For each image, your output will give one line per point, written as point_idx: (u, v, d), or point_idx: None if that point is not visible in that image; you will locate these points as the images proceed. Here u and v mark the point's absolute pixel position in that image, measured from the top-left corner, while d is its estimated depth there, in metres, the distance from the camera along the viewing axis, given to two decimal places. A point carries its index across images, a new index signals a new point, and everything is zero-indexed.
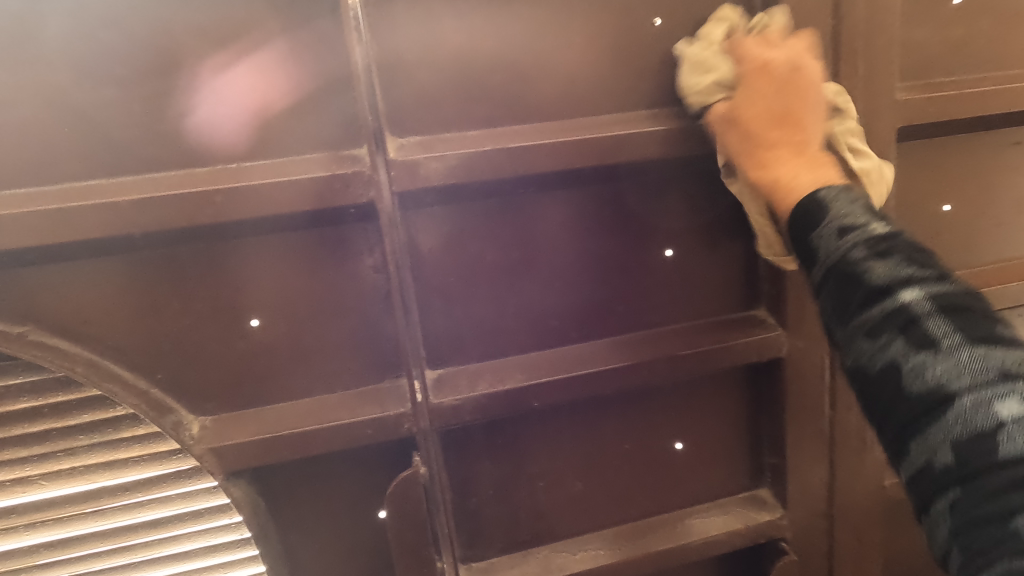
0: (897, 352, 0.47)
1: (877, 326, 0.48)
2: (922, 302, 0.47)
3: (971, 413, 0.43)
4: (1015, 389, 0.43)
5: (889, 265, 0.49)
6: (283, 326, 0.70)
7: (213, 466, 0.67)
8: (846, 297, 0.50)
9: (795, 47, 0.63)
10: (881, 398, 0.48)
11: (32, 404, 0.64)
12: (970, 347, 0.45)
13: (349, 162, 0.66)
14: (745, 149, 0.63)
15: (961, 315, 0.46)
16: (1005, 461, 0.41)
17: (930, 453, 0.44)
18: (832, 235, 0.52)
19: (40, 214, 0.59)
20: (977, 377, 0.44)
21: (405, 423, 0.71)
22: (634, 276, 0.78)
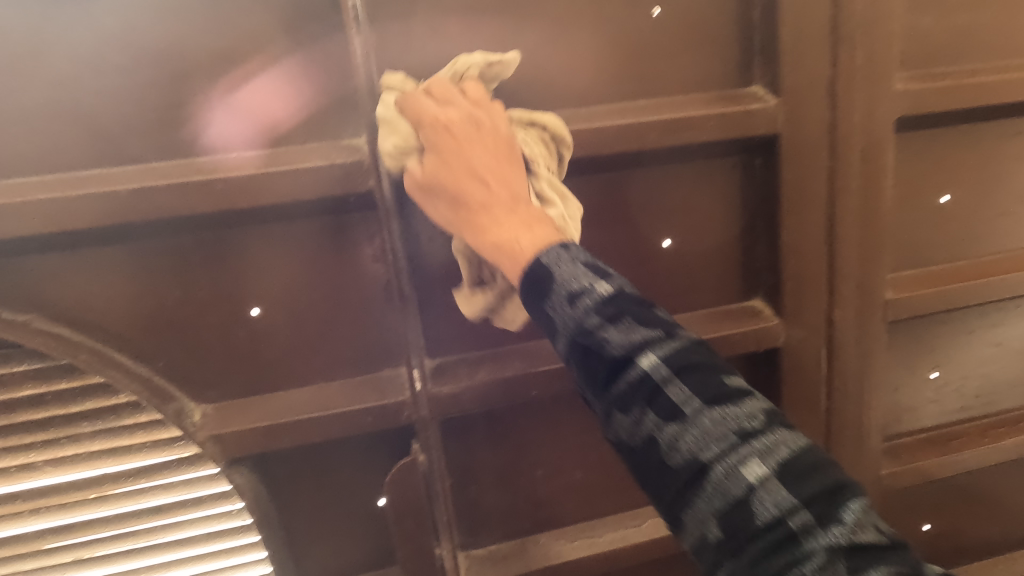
0: (649, 426, 0.45)
1: (629, 398, 0.45)
2: (660, 367, 0.45)
3: (723, 481, 0.42)
4: (756, 448, 0.42)
5: (622, 332, 0.46)
6: (283, 315, 0.70)
7: (215, 453, 0.68)
8: (597, 371, 0.47)
9: (479, 105, 0.60)
10: (641, 468, 0.46)
11: (36, 392, 0.65)
12: (704, 413, 0.44)
13: (348, 152, 0.66)
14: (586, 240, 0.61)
15: (699, 374, 0.45)
16: (765, 527, 0.41)
17: (700, 525, 0.43)
18: (563, 301, 0.48)
19: (44, 203, 0.59)
20: (713, 441, 0.43)
21: (404, 411, 0.72)
22: (632, 266, 0.79)
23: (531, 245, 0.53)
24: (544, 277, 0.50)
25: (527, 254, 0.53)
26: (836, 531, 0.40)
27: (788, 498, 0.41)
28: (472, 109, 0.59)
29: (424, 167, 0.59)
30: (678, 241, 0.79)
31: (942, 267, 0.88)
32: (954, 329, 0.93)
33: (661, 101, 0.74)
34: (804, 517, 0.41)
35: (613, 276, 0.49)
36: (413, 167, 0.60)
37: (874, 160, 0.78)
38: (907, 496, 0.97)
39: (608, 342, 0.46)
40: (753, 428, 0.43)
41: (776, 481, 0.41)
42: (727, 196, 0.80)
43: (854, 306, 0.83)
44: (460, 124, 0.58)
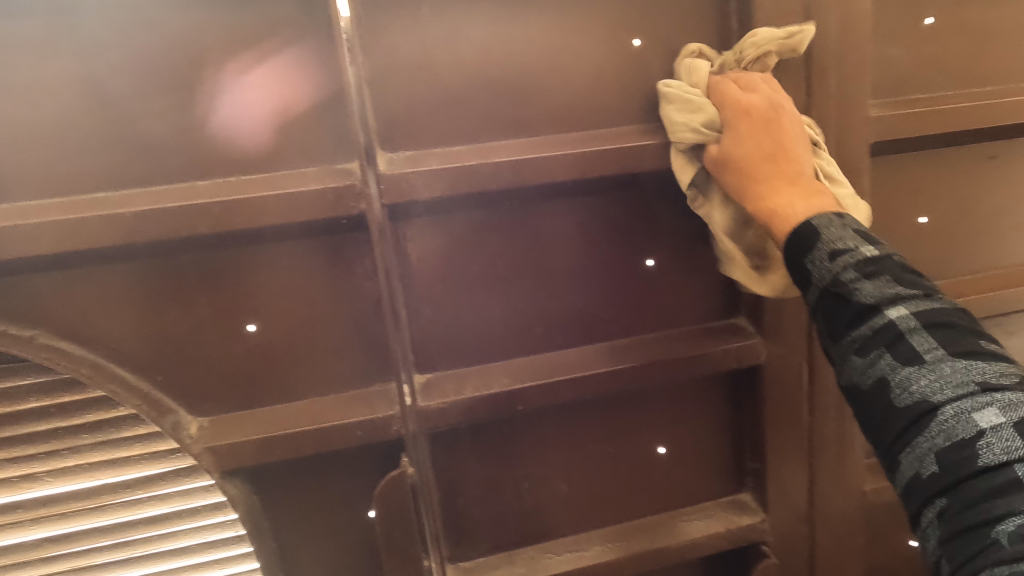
0: (885, 367, 0.51)
1: (867, 342, 0.53)
2: (909, 318, 0.51)
3: (951, 422, 0.47)
4: (992, 399, 0.47)
5: (877, 285, 0.53)
6: (278, 331, 0.73)
7: (210, 465, 0.70)
8: (839, 316, 0.55)
9: (769, 93, 0.69)
10: (869, 408, 0.53)
11: (39, 404, 0.68)
12: (947, 360, 0.49)
13: (341, 176, 0.69)
14: (760, 175, 0.66)
15: (942, 330, 0.51)
16: (984, 469, 0.45)
17: (917, 461, 0.48)
18: (824, 258, 0.56)
19: (52, 224, 0.63)
20: (953, 387, 0.48)
21: (394, 425, 0.74)
22: (616, 285, 0.81)
23: (801, 210, 0.61)
24: (812, 236, 0.58)
25: (794, 219, 0.61)
26: None
27: (1022, 447, 0.44)
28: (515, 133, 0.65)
29: (721, 145, 0.69)
30: (661, 260, 0.82)
31: None
32: None
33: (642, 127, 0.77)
34: (1021, 468, 0.43)
35: (880, 246, 0.56)
36: (710, 146, 0.70)
37: (849, 183, 0.81)
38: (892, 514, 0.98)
39: (858, 290, 0.54)
40: (996, 383, 0.47)
41: (991, 420, 0.46)
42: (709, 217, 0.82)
43: None
44: (767, 108, 0.68)
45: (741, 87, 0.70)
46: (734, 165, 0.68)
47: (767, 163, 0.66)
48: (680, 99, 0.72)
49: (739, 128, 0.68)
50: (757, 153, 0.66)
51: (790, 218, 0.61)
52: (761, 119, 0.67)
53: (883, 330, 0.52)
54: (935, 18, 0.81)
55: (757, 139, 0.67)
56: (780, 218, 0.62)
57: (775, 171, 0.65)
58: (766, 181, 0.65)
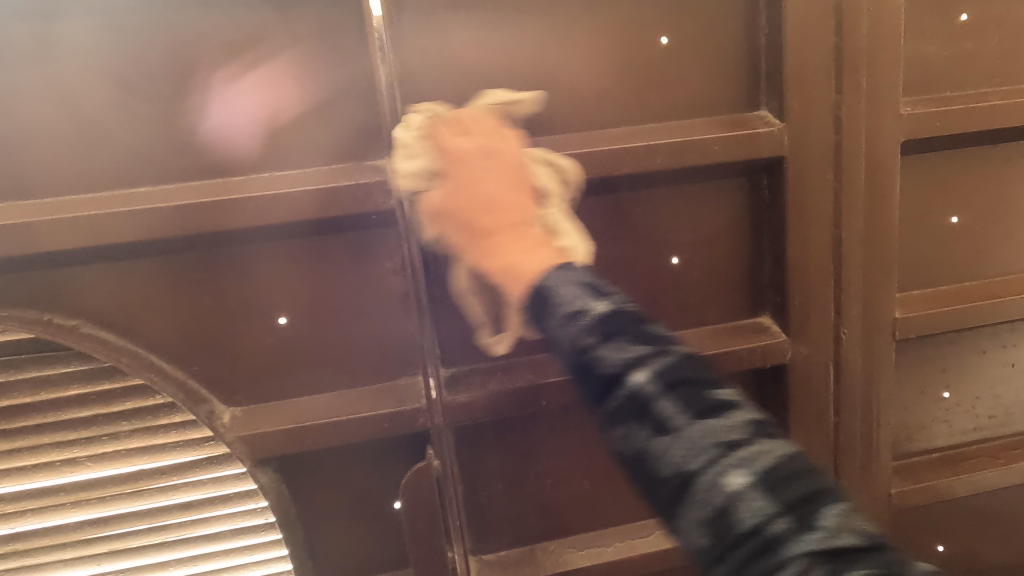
0: (640, 438, 0.46)
1: (619, 411, 0.47)
2: (643, 380, 0.47)
3: (706, 492, 0.44)
4: (732, 459, 0.44)
5: (615, 348, 0.48)
6: (308, 324, 0.75)
7: (243, 454, 0.72)
8: (591, 381, 0.49)
9: (493, 138, 0.62)
10: (641, 480, 0.47)
11: (81, 392, 0.70)
12: (689, 426, 0.45)
13: (371, 172, 0.71)
14: (467, 237, 0.59)
15: (686, 390, 0.47)
16: (739, 533, 0.43)
17: (688, 532, 0.45)
18: (563, 319, 0.50)
19: (94, 219, 0.65)
20: (700, 453, 0.44)
21: (419, 418, 0.75)
22: (640, 282, 0.82)
23: (535, 265, 0.54)
24: (545, 297, 0.52)
25: (529, 276, 0.54)
26: (811, 538, 0.42)
27: (766, 507, 0.43)
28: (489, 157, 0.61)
29: (440, 195, 0.61)
30: (686, 259, 0.82)
31: (951, 287, 0.89)
32: (965, 349, 0.93)
33: (669, 125, 0.77)
34: (769, 526, 0.42)
35: (609, 297, 0.51)
36: (428, 193, 0.62)
37: (879, 182, 0.80)
38: (918, 516, 0.97)
39: (602, 358, 0.48)
40: (734, 440, 0.45)
41: (755, 491, 0.43)
42: (734, 215, 0.82)
43: (861, 325, 0.84)
44: (492, 163, 0.60)
45: (460, 128, 0.62)
46: (450, 219, 0.61)
47: (490, 214, 0.57)
48: (401, 144, 0.64)
49: (472, 170, 0.59)
50: (471, 206, 0.58)
51: (521, 272, 0.54)
52: (503, 163, 0.60)
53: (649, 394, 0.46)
54: (971, 15, 0.80)
55: (476, 187, 0.58)
56: (514, 271, 0.55)
57: (489, 227, 0.57)
58: (504, 232, 0.57)
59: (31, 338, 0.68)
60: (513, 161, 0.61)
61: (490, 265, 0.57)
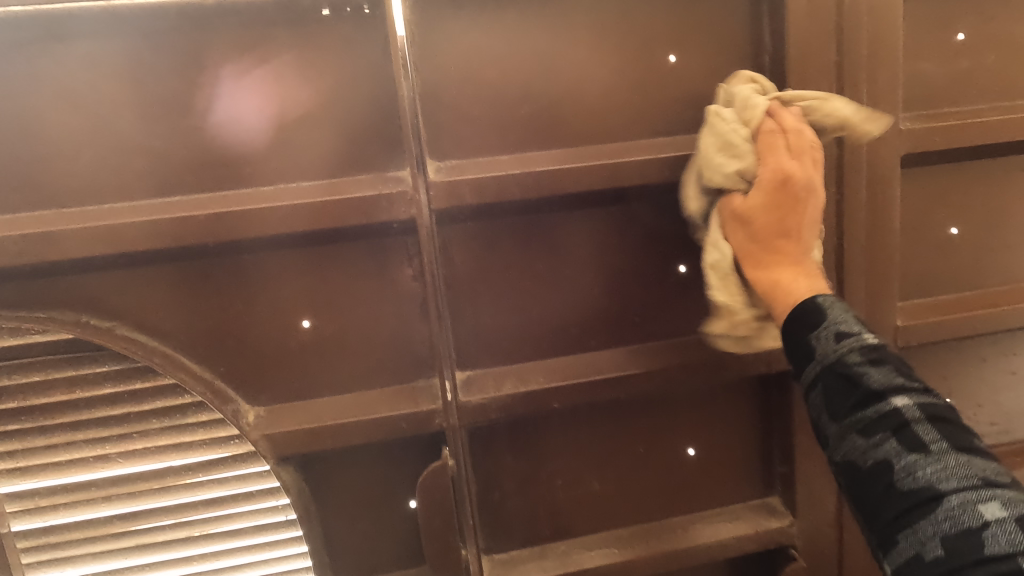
0: (891, 450, 0.55)
1: (872, 425, 0.56)
2: (912, 409, 0.55)
3: (958, 511, 0.50)
4: (991, 493, 0.51)
5: (884, 372, 0.57)
6: (330, 328, 0.78)
7: (267, 452, 0.75)
8: (841, 398, 0.58)
9: (812, 163, 0.68)
10: (869, 491, 0.55)
11: (114, 390, 0.74)
12: (951, 453, 0.53)
13: (394, 183, 0.74)
14: (760, 244, 0.70)
15: (946, 425, 0.55)
16: (987, 557, 0.48)
17: (921, 543, 0.51)
18: (830, 337, 0.61)
19: (132, 225, 0.69)
20: (961, 478, 0.52)
21: (436, 418, 0.78)
22: (650, 290, 0.84)
23: (801, 289, 0.66)
24: (812, 313, 0.63)
25: (796, 296, 0.66)
26: None
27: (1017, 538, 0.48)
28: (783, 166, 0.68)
29: (748, 201, 0.69)
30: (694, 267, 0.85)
31: (952, 296, 0.92)
32: (966, 357, 0.96)
33: (677, 139, 0.81)
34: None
35: (873, 334, 0.61)
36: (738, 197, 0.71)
37: (879, 194, 0.83)
38: None
39: (868, 376, 0.57)
40: (997, 480, 0.52)
41: (1012, 523, 0.49)
42: None
43: (864, 332, 0.87)
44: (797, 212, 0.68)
45: (788, 147, 0.68)
46: (749, 224, 0.69)
47: (784, 240, 0.68)
48: (729, 149, 0.70)
49: (766, 194, 0.68)
50: (771, 225, 0.68)
51: (792, 293, 0.66)
52: (789, 198, 0.67)
53: (890, 416, 0.56)
54: (967, 34, 0.83)
55: (763, 226, 0.69)
56: (780, 289, 0.67)
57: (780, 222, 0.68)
58: (755, 270, 0.70)
59: (69, 338, 0.72)
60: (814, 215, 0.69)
61: (756, 276, 0.70)
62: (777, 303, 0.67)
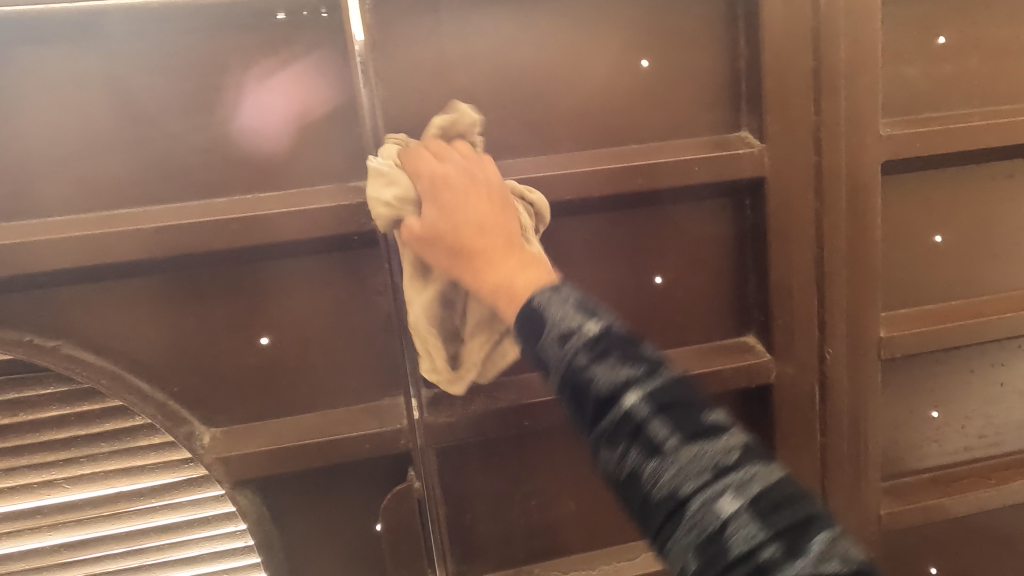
0: (634, 459, 0.47)
1: (616, 433, 0.48)
2: (642, 406, 0.48)
3: (698, 516, 0.45)
4: (724, 484, 0.45)
5: (607, 369, 0.50)
6: (290, 344, 0.75)
7: (222, 475, 0.72)
8: (586, 405, 0.50)
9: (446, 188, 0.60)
10: (635, 502, 0.49)
11: (60, 413, 0.70)
12: (683, 449, 0.46)
13: (354, 194, 0.71)
14: (458, 263, 0.61)
15: (676, 411, 0.48)
16: (739, 559, 0.44)
17: (682, 556, 0.46)
18: (554, 342, 0.52)
19: (75, 240, 0.65)
20: (693, 476, 0.46)
21: (401, 439, 0.75)
22: (626, 302, 0.81)
23: (525, 283, 0.57)
24: (536, 317, 0.54)
25: (521, 294, 0.57)
26: None
27: (755, 531, 0.44)
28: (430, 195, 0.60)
29: (423, 222, 0.61)
30: (669, 278, 0.82)
31: (936, 306, 0.89)
32: (953, 368, 0.93)
33: (651, 146, 0.78)
34: (766, 549, 0.43)
35: (601, 317, 0.53)
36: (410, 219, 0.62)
37: (860, 201, 0.80)
38: (908, 537, 0.96)
39: (596, 379, 0.50)
40: (728, 463, 0.46)
41: (745, 516, 0.44)
42: (718, 235, 0.82)
43: (846, 345, 0.84)
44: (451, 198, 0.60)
45: (435, 154, 0.63)
46: (440, 245, 0.61)
47: (483, 237, 0.60)
48: (379, 171, 0.63)
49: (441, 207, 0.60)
50: (457, 241, 0.60)
51: (522, 286, 0.58)
52: (456, 190, 0.61)
53: (608, 425, 0.49)
54: (949, 38, 0.81)
55: (469, 225, 0.60)
56: (506, 288, 0.58)
57: (466, 238, 0.60)
58: (484, 273, 0.59)
59: (10, 360, 0.68)
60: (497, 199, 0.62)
61: (484, 278, 0.59)
62: (505, 308, 0.58)
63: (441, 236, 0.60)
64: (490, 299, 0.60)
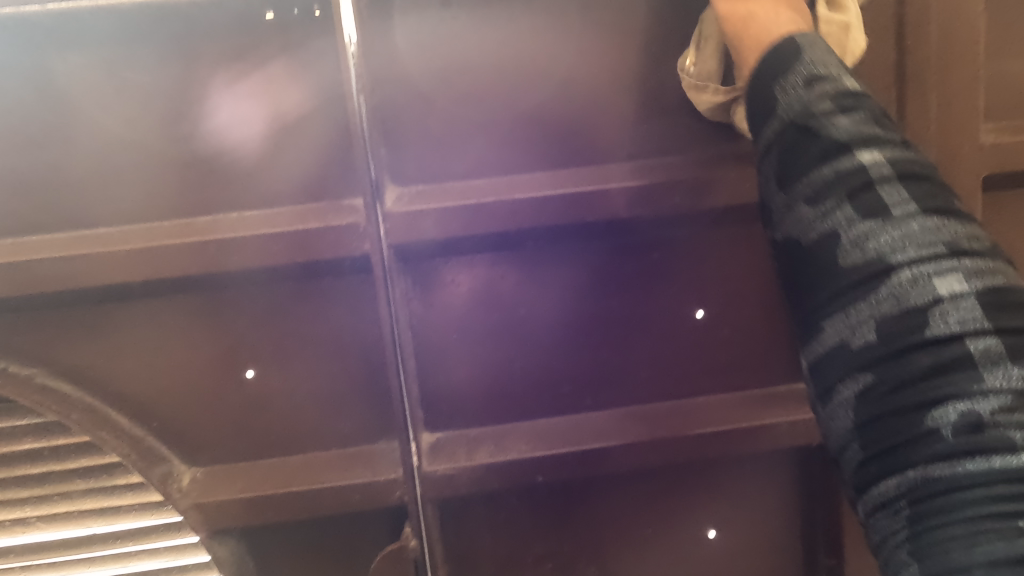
0: (842, 219, 0.41)
1: (823, 187, 0.41)
2: (879, 165, 0.41)
3: (906, 287, 0.39)
4: (949, 264, 0.39)
5: (855, 121, 0.42)
6: (278, 378, 0.67)
7: (198, 523, 0.65)
8: (801, 156, 0.42)
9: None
10: (808, 271, 0.43)
11: (33, 446, 0.65)
12: (918, 218, 0.40)
13: (345, 213, 0.62)
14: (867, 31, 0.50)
15: (912, 185, 0.41)
16: (933, 343, 0.38)
17: (850, 329, 0.40)
18: (799, 83, 0.43)
19: (44, 261, 0.60)
20: (919, 247, 0.39)
21: (396, 490, 0.66)
22: (662, 339, 0.70)
23: None
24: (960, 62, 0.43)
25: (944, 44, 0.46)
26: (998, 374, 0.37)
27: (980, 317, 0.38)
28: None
29: None
30: (712, 312, 0.70)
31: None
32: None
33: (695, 157, 0.66)
34: (970, 341, 0.37)
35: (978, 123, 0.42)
36: None
37: None
38: None
39: (831, 123, 0.42)
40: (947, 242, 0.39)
41: (963, 296, 0.38)
42: (772, 263, 0.70)
43: None
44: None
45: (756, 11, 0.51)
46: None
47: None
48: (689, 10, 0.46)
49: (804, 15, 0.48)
50: None
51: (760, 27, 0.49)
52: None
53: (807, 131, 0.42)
54: None
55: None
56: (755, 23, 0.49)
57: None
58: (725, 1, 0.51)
59: None
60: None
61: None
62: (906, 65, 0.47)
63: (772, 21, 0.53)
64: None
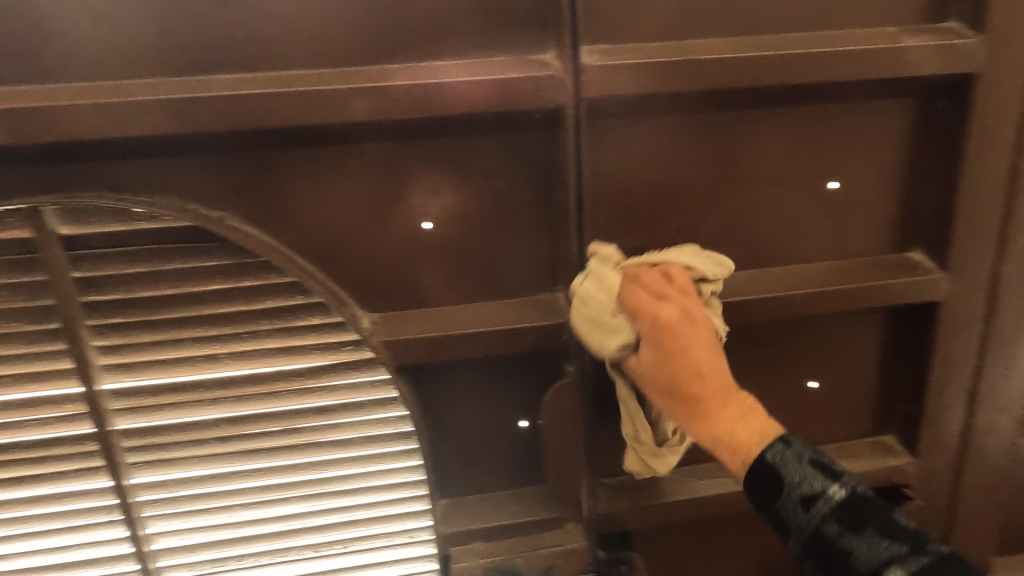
0: (833, 531, 0.58)
1: (814, 538, 0.59)
2: (835, 508, 0.59)
3: (832, 535, 0.59)
4: (841, 515, 0.58)
5: (810, 483, 0.60)
6: (455, 230, 0.71)
7: (386, 358, 0.70)
8: (797, 523, 0.60)
9: (684, 298, 0.65)
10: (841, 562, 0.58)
11: (225, 286, 0.68)
12: (883, 544, 0.57)
13: (539, 67, 0.65)
14: (680, 406, 0.65)
15: (868, 515, 0.58)
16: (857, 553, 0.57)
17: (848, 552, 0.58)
18: (800, 508, 0.60)
19: (249, 97, 0.60)
20: (888, 551, 0.56)
21: (563, 334, 0.73)
22: (798, 206, 0.77)
23: (746, 436, 0.63)
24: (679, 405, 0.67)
25: (770, 431, 0.63)
26: (856, 543, 0.58)
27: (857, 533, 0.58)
28: (683, 299, 0.65)
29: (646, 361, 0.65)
30: (844, 183, 0.77)
31: None
32: None
33: (854, 32, 0.70)
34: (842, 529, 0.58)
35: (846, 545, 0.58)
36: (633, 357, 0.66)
37: None
38: None
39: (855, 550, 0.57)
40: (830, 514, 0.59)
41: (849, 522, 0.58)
42: (902, 139, 0.77)
43: None
44: (672, 306, 0.64)
45: (651, 294, 0.65)
46: (656, 386, 0.65)
47: (699, 381, 0.63)
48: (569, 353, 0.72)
49: (667, 359, 0.63)
50: (687, 375, 0.63)
51: (743, 458, 0.63)
52: (676, 337, 0.63)
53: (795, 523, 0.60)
54: None
55: (695, 365, 0.63)
56: (729, 446, 0.63)
57: (669, 320, 0.63)
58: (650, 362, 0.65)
59: (177, 227, 0.66)
60: (673, 389, 0.64)
61: (712, 431, 0.64)
62: (679, 335, 0.63)
63: (660, 385, 0.65)
64: (669, 362, 0.64)
